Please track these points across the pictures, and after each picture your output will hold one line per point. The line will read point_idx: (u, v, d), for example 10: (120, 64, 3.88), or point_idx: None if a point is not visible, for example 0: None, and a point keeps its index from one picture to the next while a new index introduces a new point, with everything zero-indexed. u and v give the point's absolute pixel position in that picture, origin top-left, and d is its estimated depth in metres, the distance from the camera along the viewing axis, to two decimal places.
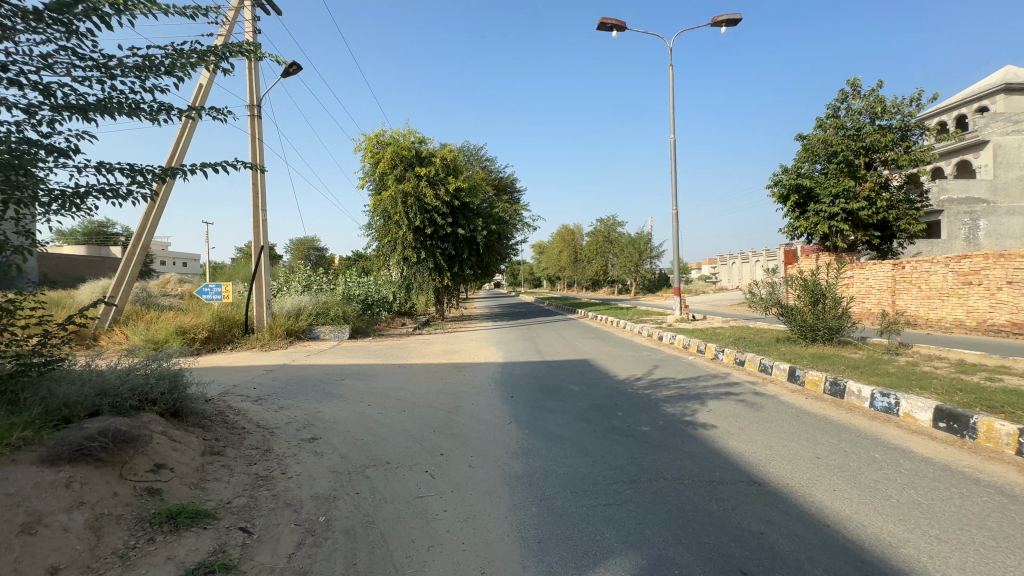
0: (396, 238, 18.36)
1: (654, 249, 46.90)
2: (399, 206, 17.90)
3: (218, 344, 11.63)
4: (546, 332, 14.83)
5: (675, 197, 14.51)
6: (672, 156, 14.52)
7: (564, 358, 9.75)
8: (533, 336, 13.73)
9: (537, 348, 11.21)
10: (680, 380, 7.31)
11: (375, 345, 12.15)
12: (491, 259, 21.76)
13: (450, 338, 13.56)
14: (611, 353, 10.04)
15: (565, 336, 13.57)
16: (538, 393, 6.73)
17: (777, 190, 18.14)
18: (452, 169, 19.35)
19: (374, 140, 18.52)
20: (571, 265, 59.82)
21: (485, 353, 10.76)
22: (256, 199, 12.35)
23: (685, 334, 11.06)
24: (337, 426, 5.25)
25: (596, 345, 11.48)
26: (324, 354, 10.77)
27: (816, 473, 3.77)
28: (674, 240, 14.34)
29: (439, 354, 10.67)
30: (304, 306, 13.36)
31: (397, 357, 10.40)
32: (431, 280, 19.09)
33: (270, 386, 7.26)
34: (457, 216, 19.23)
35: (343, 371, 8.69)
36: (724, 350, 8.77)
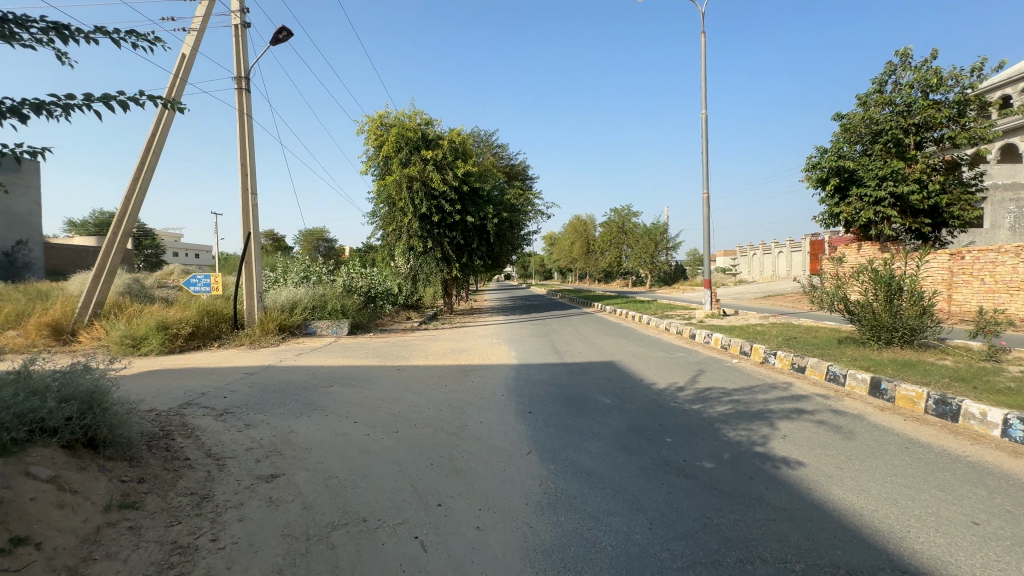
0: (402, 226, 17.23)
1: (670, 239, 45.25)
2: (403, 191, 16.74)
3: (203, 340, 10.62)
4: (564, 328, 13.58)
5: (707, 179, 13.10)
6: (704, 133, 13.09)
7: (587, 360, 8.53)
8: (549, 333, 12.53)
9: (555, 348, 10.00)
10: (732, 391, 6.07)
11: (376, 343, 11.02)
12: (502, 250, 20.48)
13: (458, 335, 12.41)
14: (640, 355, 8.80)
15: (583, 333, 12.34)
16: (562, 408, 5.53)
17: (814, 174, 16.63)
18: (461, 152, 18.12)
19: (378, 121, 17.37)
20: (583, 257, 58.39)
21: (496, 353, 9.58)
22: (245, 182, 11.21)
23: (723, 332, 9.77)
24: (310, 456, 4.11)
25: (620, 344, 10.24)
26: (317, 352, 9.70)
27: (993, 557, 2.52)
28: (706, 226, 12.94)
29: (445, 354, 9.52)
30: (300, 299, 12.29)
31: (398, 356, 9.27)
32: (438, 271, 17.94)
33: (244, 395, 6.17)
34: (466, 203, 17.99)
35: (334, 374, 7.55)
36: (776, 353, 7.47)
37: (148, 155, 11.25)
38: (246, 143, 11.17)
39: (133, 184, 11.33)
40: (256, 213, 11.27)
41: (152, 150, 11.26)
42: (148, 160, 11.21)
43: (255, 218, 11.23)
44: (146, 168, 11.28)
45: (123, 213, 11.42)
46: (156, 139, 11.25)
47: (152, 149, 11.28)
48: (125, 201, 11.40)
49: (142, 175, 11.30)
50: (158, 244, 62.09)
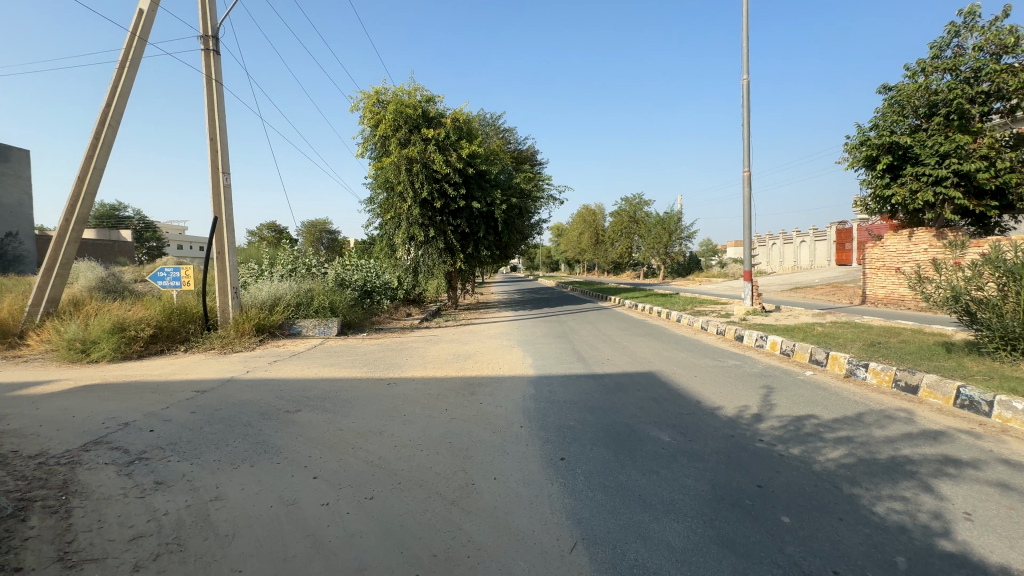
0: (400, 213, 15.65)
1: (685, 229, 43.31)
2: (401, 174, 15.15)
3: (168, 344, 9.15)
4: (583, 326, 12.00)
5: (748, 154, 11.40)
6: (745, 101, 11.34)
7: (621, 371, 6.96)
8: (567, 332, 10.97)
9: (578, 353, 8.43)
10: (831, 424, 4.50)
11: (368, 346, 9.51)
12: (511, 239, 18.83)
13: (463, 335, 10.89)
14: (683, 364, 7.22)
15: (606, 333, 10.75)
16: (607, 450, 3.97)
17: (863, 152, 14.80)
18: (465, 131, 16.49)
19: (374, 97, 15.78)
20: (592, 248, 56.63)
21: (509, 360, 8.04)
22: (215, 160, 9.67)
23: (780, 335, 8.14)
24: (224, 558, 2.57)
25: (654, 349, 8.64)
26: (297, 359, 8.20)
27: None
28: (747, 209, 11.26)
29: (448, 361, 7.98)
30: (286, 292, 10.79)
31: (391, 364, 7.75)
32: (441, 263, 16.39)
33: (180, 426, 4.66)
34: (472, 187, 16.38)
35: (307, 390, 6.04)
36: (867, 366, 5.86)
37: (102, 130, 9.69)
38: (214, 114, 9.61)
39: (86, 163, 9.77)
40: (229, 195, 9.76)
41: (107, 124, 9.70)
42: (102, 135, 9.65)
43: (227, 202, 9.73)
44: (101, 144, 9.73)
45: (76, 197, 9.88)
46: (111, 112, 9.69)
47: (107, 123, 9.72)
48: (78, 183, 9.85)
49: (96, 152, 9.75)
50: (158, 236, 60.89)
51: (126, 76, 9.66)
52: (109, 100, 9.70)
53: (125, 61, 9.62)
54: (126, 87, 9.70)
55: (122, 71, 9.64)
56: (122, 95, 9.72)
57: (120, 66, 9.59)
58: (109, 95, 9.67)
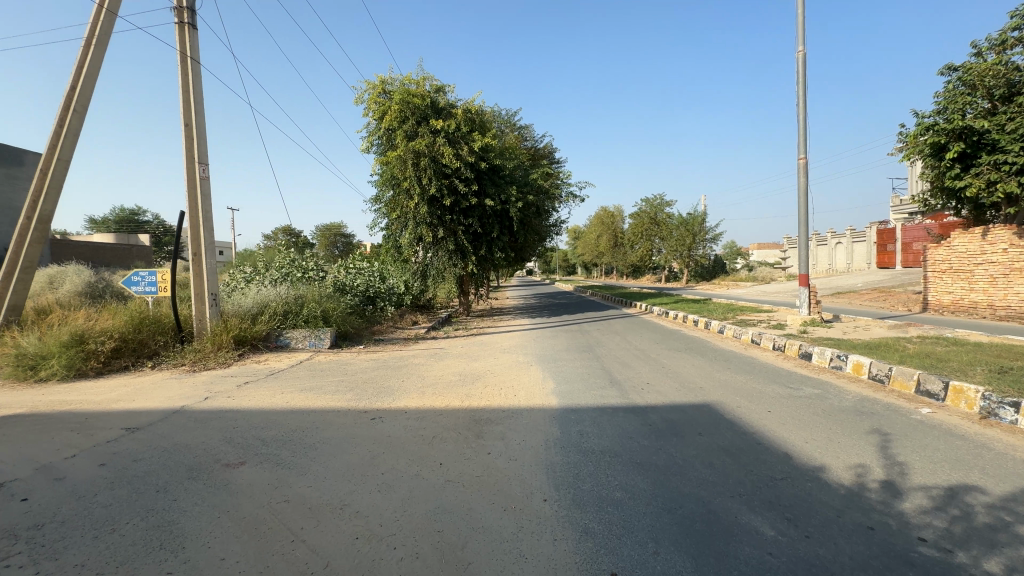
0: (407, 212, 14.37)
1: (709, 230, 41.37)
2: (407, 169, 13.87)
3: (135, 359, 7.96)
4: (610, 338, 10.50)
5: (805, 139, 9.80)
6: (802, 76, 9.75)
7: (668, 402, 5.48)
8: (594, 345, 9.50)
9: (611, 374, 6.95)
10: (1014, 506, 2.98)
11: (363, 363, 8.18)
12: (528, 240, 17.40)
13: (473, 348, 9.50)
14: (746, 393, 5.71)
15: (640, 347, 9.22)
16: (684, 560, 2.50)
17: (928, 138, 13.07)
18: (478, 123, 15.18)
19: (380, 87, 14.62)
20: (611, 251, 54.95)
21: (527, 382, 6.60)
22: (190, 150, 8.52)
23: (864, 354, 6.54)
24: None
25: (702, 370, 7.10)
26: (277, 380, 6.90)
27: None
28: (803, 203, 9.67)
29: (453, 383, 6.58)
30: (274, 298, 9.57)
31: (384, 387, 6.38)
32: (450, 266, 15.07)
33: (68, 493, 3.34)
34: (485, 183, 15.00)
35: (267, 429, 4.69)
36: (1017, 406, 4.28)
37: (67, 116, 8.57)
38: (189, 96, 8.45)
39: (49, 154, 8.67)
40: (206, 189, 8.60)
41: (71, 109, 8.57)
42: (66, 122, 8.55)
43: (204, 197, 8.58)
44: (65, 132, 8.63)
45: (39, 192, 8.78)
46: (76, 95, 8.57)
47: (71, 109, 8.60)
48: (41, 177, 8.74)
49: (60, 141, 8.65)
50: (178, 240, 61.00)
51: (93, 55, 8.55)
52: (74, 82, 8.59)
53: (91, 37, 8.52)
54: (92, 67, 8.58)
55: (88, 49, 8.53)
56: (89, 77, 8.60)
57: (85, 44, 8.48)
58: (73, 77, 8.55)
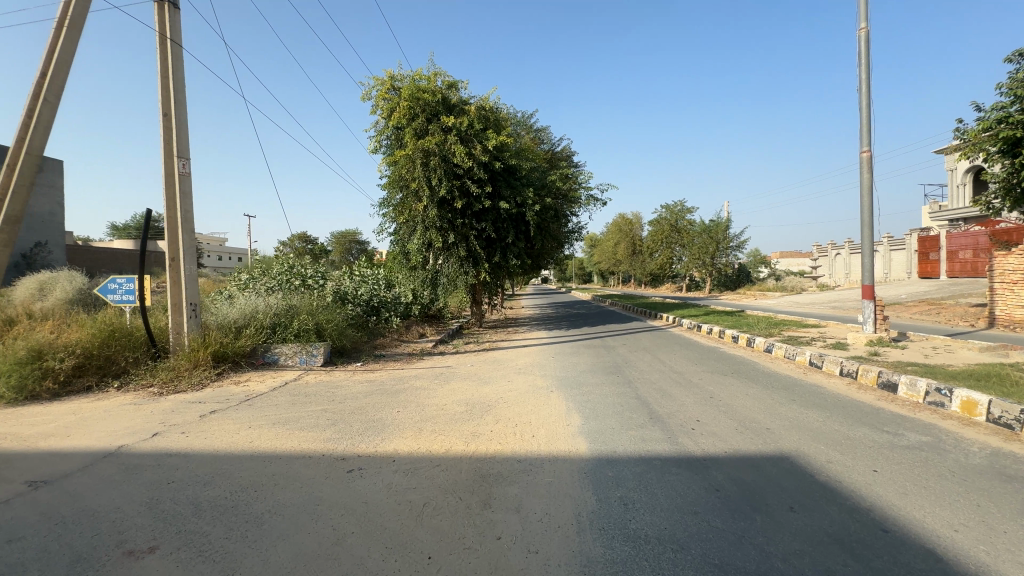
0: (415, 215, 13.35)
1: (734, 238, 39.66)
2: (416, 169, 12.88)
3: (99, 379, 6.99)
4: (639, 357, 9.24)
5: (868, 129, 8.52)
6: (865, 57, 8.50)
7: (731, 451, 4.25)
8: (623, 367, 8.25)
9: (649, 406, 5.71)
10: None
11: (357, 385, 7.10)
12: (544, 246, 16.23)
13: (484, 368, 8.34)
14: (829, 439, 4.45)
15: (676, 369, 7.95)
16: None
17: (1004, 131, 11.38)
18: (492, 120, 14.13)
19: (388, 84, 13.75)
20: (629, 259, 53.44)
21: (547, 416, 5.42)
22: (168, 143, 7.63)
23: (972, 388, 5.19)
24: None
25: (760, 401, 5.84)
26: (251, 407, 5.83)
27: None
28: (867, 203, 8.36)
29: (457, 416, 5.44)
30: (263, 308, 8.56)
31: (373, 420, 5.26)
32: (460, 274, 13.98)
33: None
34: (499, 185, 13.90)
35: (210, 486, 3.59)
36: None
37: (36, 106, 7.72)
38: (167, 82, 7.56)
39: (17, 148, 7.79)
40: (186, 186, 7.68)
41: (41, 98, 7.73)
42: (36, 112, 7.69)
43: (184, 194, 7.66)
44: (35, 123, 7.76)
45: (5, 190, 7.88)
46: (46, 83, 7.74)
47: (41, 98, 7.75)
48: (9, 173, 7.88)
49: (29, 133, 7.78)
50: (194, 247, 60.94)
51: (66, 38, 7.76)
52: (45, 69, 7.77)
53: (64, 18, 7.74)
54: (65, 51, 7.77)
55: (61, 31, 7.73)
56: (61, 62, 7.78)
57: (57, 26, 7.68)
58: (44, 62, 7.73)
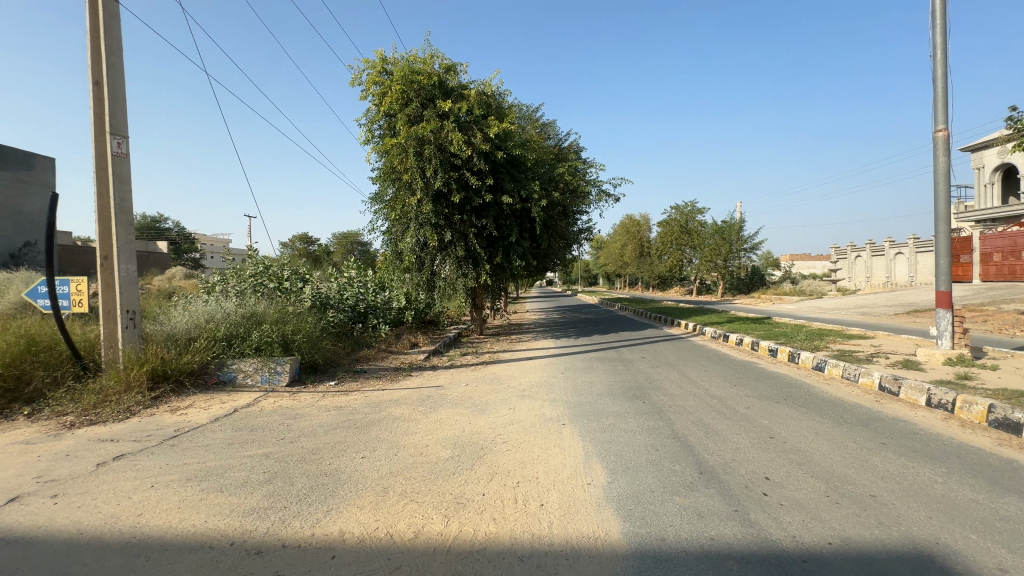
0: (408, 210, 11.99)
1: (748, 239, 38.18)
2: (408, 159, 11.56)
3: (7, 402, 5.66)
4: (664, 376, 7.81)
5: (944, 103, 7.11)
6: (940, 19, 7.11)
7: (839, 544, 2.84)
8: (648, 389, 6.86)
9: (695, 454, 4.31)
10: None
11: (323, 413, 5.74)
12: (552, 245, 14.79)
13: (481, 390, 6.96)
14: (975, 520, 3.05)
15: (714, 393, 6.53)
16: None
17: None
18: (494, 107, 12.80)
19: (380, 67, 12.48)
20: (636, 261, 52.00)
21: (561, 468, 4.02)
22: (100, 116, 6.31)
23: None
24: None
25: (841, 446, 4.43)
26: (175, 448, 4.47)
27: None
28: (943, 192, 6.95)
29: (439, 467, 4.06)
30: (220, 316, 7.19)
31: (326, 474, 3.89)
32: (458, 276, 12.58)
33: None
34: (502, 177, 12.51)
35: None
36: None
37: None
38: (99, 43, 6.28)
39: None
40: (122, 169, 6.38)
41: None
42: None
43: (119, 179, 6.36)
44: None
45: None
46: None
47: None
48: None
49: None
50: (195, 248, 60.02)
51: None
52: None
53: None
54: None
55: None
56: None
57: None
58: None
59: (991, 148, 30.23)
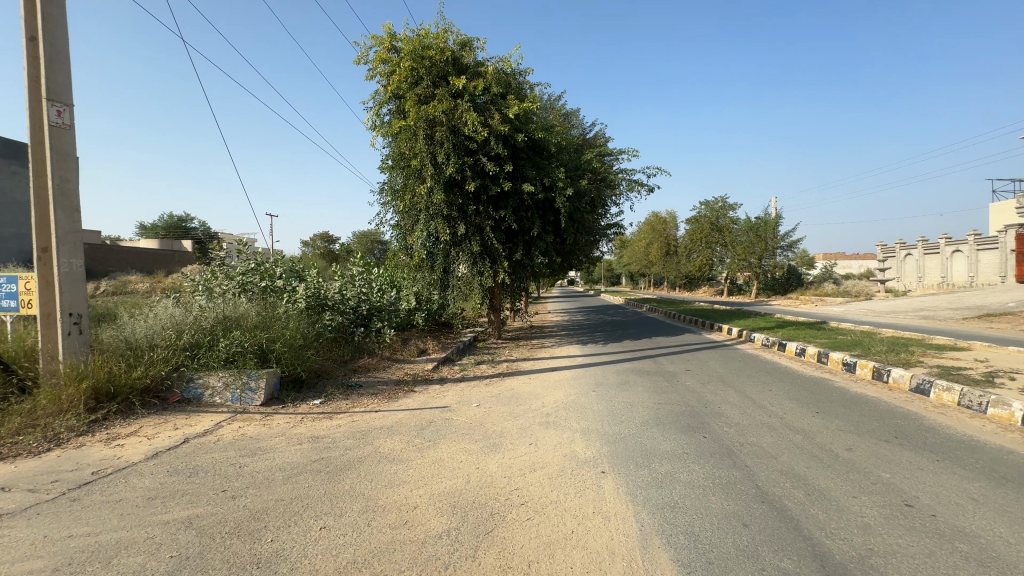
0: (417, 200, 10.76)
1: (784, 237, 35.91)
2: (418, 143, 10.34)
3: None
4: (721, 397, 6.34)
5: None
6: None
7: None
8: (705, 417, 5.43)
9: (808, 538, 2.89)
10: None
11: (293, 446, 4.50)
12: (577, 241, 13.36)
13: (496, 414, 5.64)
14: None
15: (795, 426, 5.05)
16: None
17: None
18: (514, 86, 11.46)
19: (388, 42, 11.28)
20: (663, 260, 49.97)
21: (609, 560, 2.67)
22: (35, 79, 5.24)
23: None
24: None
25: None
26: (73, 507, 3.25)
27: None
28: None
29: (427, 552, 2.75)
30: (186, 321, 6.06)
31: (260, 563, 2.63)
32: (473, 275, 11.33)
33: None
34: (522, 163, 11.16)
35: None
36: None
37: None
38: None
39: None
40: (62, 143, 5.31)
41: None
42: None
43: (59, 155, 5.29)
44: None
45: None
46: None
47: None
48: None
49: None
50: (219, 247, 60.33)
51: None
52: None
53: None
54: None
55: None
56: None
57: None
58: None
59: None
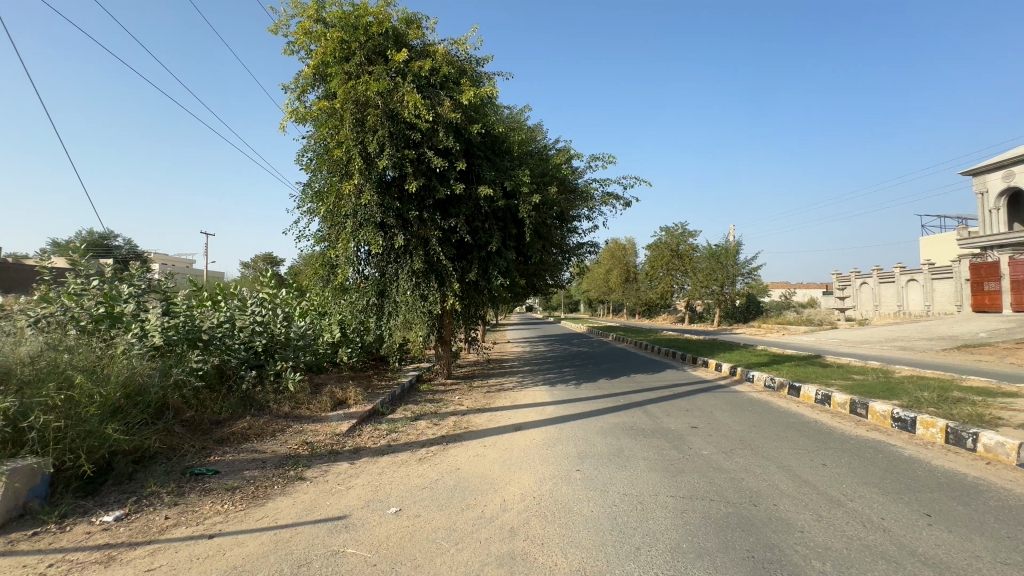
0: (343, 203, 8.41)
1: (744, 265, 35.66)
2: (344, 129, 8.06)
3: None
4: (765, 484, 4.25)
5: None
6: None
7: None
8: (768, 534, 3.30)
9: None
10: None
11: None
12: (543, 261, 11.31)
13: (422, 539, 3.27)
14: None
15: (929, 558, 2.99)
16: None
17: None
18: (469, 71, 9.47)
19: (313, 11, 9.04)
20: (622, 287, 49.17)
21: None
22: None
23: None
24: None
25: None
26: None
27: None
28: None
29: None
30: None
31: None
32: (415, 299, 9.00)
33: None
34: (477, 162, 9.07)
35: None
36: None
37: None
38: None
39: None
40: None
41: None
42: None
43: None
44: None
45: None
46: None
47: None
48: None
49: None
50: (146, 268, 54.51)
51: None
52: None
53: None
54: None
55: None
56: None
57: None
58: None
59: (995, 172, 28.81)
